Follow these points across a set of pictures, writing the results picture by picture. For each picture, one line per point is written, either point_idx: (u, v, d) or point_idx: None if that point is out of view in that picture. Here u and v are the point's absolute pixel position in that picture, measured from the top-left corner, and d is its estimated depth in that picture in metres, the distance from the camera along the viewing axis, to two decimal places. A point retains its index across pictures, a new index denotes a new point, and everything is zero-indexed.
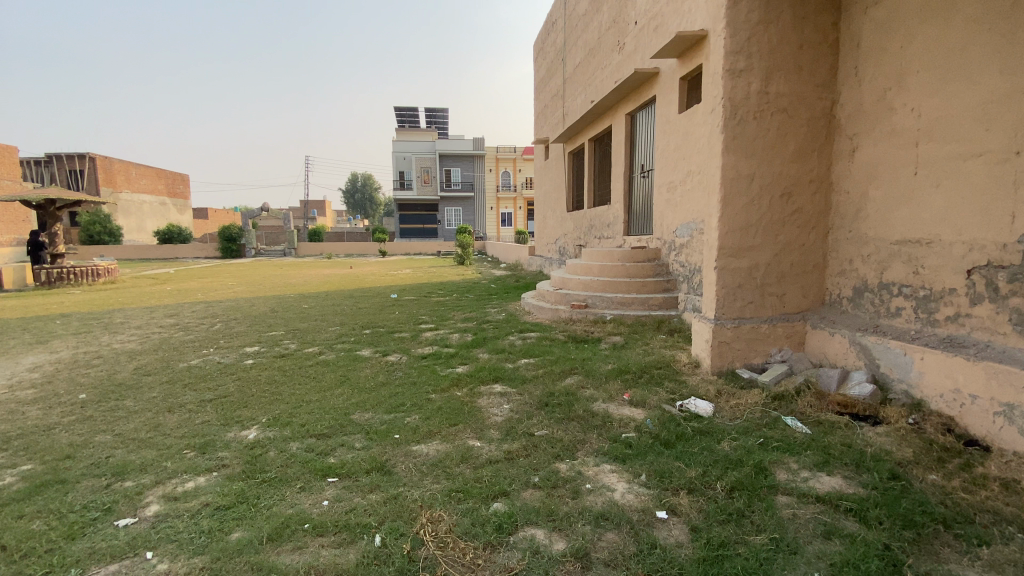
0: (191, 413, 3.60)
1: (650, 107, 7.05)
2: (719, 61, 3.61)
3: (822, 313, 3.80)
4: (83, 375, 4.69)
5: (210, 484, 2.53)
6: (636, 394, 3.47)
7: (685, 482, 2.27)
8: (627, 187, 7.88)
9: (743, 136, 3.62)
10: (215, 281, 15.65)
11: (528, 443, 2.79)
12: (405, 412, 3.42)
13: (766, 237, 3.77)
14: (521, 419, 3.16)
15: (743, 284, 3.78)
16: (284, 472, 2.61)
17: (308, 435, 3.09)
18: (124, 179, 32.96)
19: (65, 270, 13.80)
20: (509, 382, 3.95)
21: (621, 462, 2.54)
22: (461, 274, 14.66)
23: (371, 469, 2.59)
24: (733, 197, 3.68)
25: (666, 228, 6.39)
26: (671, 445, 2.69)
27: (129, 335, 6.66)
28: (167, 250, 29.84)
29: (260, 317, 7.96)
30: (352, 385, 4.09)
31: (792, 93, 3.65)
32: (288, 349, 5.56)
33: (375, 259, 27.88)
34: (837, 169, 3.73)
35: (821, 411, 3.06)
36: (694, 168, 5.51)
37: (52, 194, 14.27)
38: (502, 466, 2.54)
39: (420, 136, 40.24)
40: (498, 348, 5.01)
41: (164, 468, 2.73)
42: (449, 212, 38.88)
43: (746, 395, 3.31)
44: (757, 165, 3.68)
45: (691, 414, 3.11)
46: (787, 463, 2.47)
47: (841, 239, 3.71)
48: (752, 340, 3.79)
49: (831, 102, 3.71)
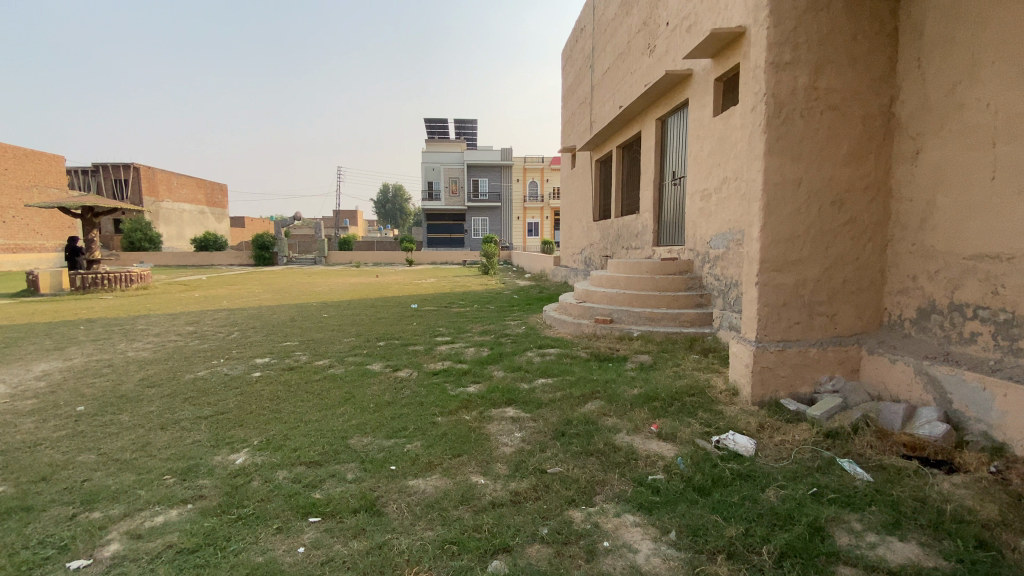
0: (183, 432, 3.36)
1: (682, 111, 6.65)
2: (761, 54, 3.22)
3: (880, 337, 3.34)
4: (87, 386, 4.54)
5: (182, 519, 2.25)
6: (666, 426, 3.07)
7: (723, 543, 1.90)
8: (657, 195, 7.47)
9: (788, 136, 3.21)
10: (242, 288, 15.79)
11: (538, 483, 2.45)
12: (407, 438, 3.11)
13: (815, 249, 3.33)
14: (533, 452, 2.82)
15: (788, 302, 3.35)
16: (264, 507, 2.32)
17: (299, 463, 2.81)
18: (165, 189, 34.09)
19: (98, 275, 14.12)
20: (523, 405, 3.61)
21: (647, 513, 2.16)
22: (484, 284, 14.35)
23: (358, 509, 2.28)
24: (777, 205, 3.26)
25: (699, 239, 5.96)
26: (707, 492, 2.31)
27: (144, 343, 6.57)
28: (202, 258, 30.59)
29: (278, 327, 7.82)
30: (356, 404, 3.81)
31: (845, 89, 3.22)
32: (297, 361, 5.34)
33: (401, 268, 27.90)
34: (897, 173, 3.27)
35: (884, 454, 2.61)
36: (730, 174, 5.11)
37: (89, 200, 14.65)
38: (506, 512, 2.20)
39: (449, 146, 40.44)
40: (513, 366, 4.66)
41: (137, 497, 2.47)
42: (476, 222, 38.89)
43: (793, 431, 2.89)
44: (805, 169, 3.26)
45: (730, 452, 2.70)
46: (847, 522, 2.05)
47: (901, 253, 3.25)
48: (799, 366, 3.35)
49: (890, 98, 3.27)
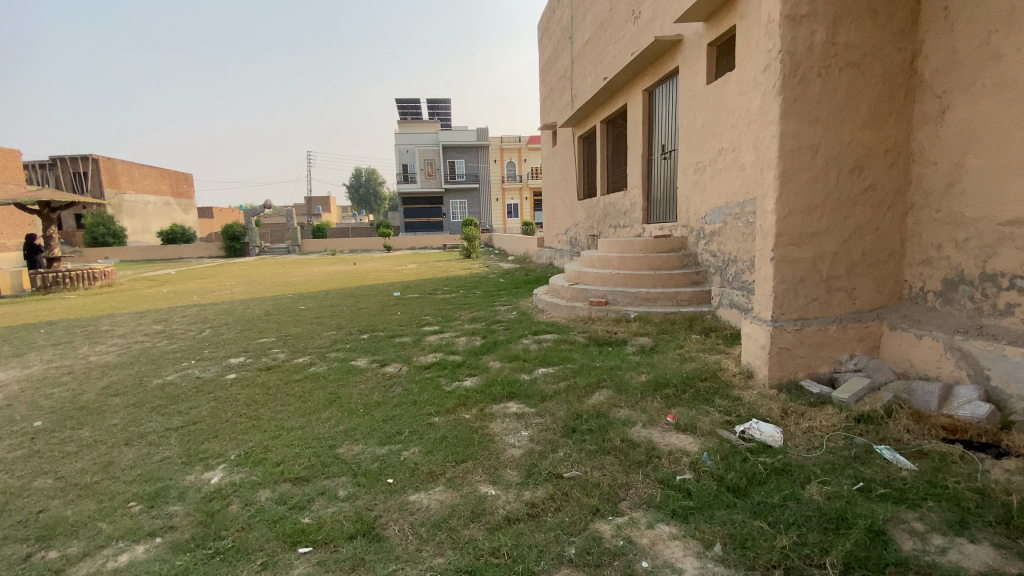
0: (151, 448, 3.01)
1: (671, 80, 6.36)
2: (775, 6, 2.94)
3: (902, 311, 3.16)
4: (45, 397, 4.12)
5: (150, 558, 1.94)
6: (683, 417, 2.84)
7: (776, 556, 1.68)
8: (646, 169, 7.20)
9: (805, 97, 2.96)
10: (214, 282, 15.12)
11: (555, 491, 2.20)
12: (403, 444, 2.82)
13: (833, 220, 3.10)
14: (544, 453, 2.56)
15: (805, 277, 3.13)
16: (246, 538, 2.02)
17: (282, 480, 2.50)
18: (127, 180, 32.60)
19: (59, 273, 13.32)
20: (525, 399, 3.35)
21: (682, 522, 1.93)
22: (466, 268, 14.01)
23: (355, 534, 2.00)
24: (794, 172, 3.01)
25: (694, 215, 5.73)
26: (743, 493, 2.09)
27: (109, 346, 6.11)
28: (170, 251, 29.45)
29: (254, 322, 7.39)
30: (343, 406, 3.50)
31: (865, 44, 2.97)
32: (276, 360, 4.98)
33: (378, 255, 27.27)
34: (919, 135, 3.06)
35: (924, 439, 2.43)
36: (727, 144, 4.86)
37: (45, 194, 13.77)
38: (525, 530, 1.95)
39: (422, 128, 39.45)
40: (510, 355, 4.39)
41: (98, 530, 2.13)
42: (454, 204, 38.27)
43: (820, 416, 2.69)
44: (823, 133, 3.01)
45: (758, 444, 2.48)
46: (906, 522, 1.86)
47: (924, 221, 3.06)
48: (818, 346, 3.16)
49: (912, 53, 3.03)
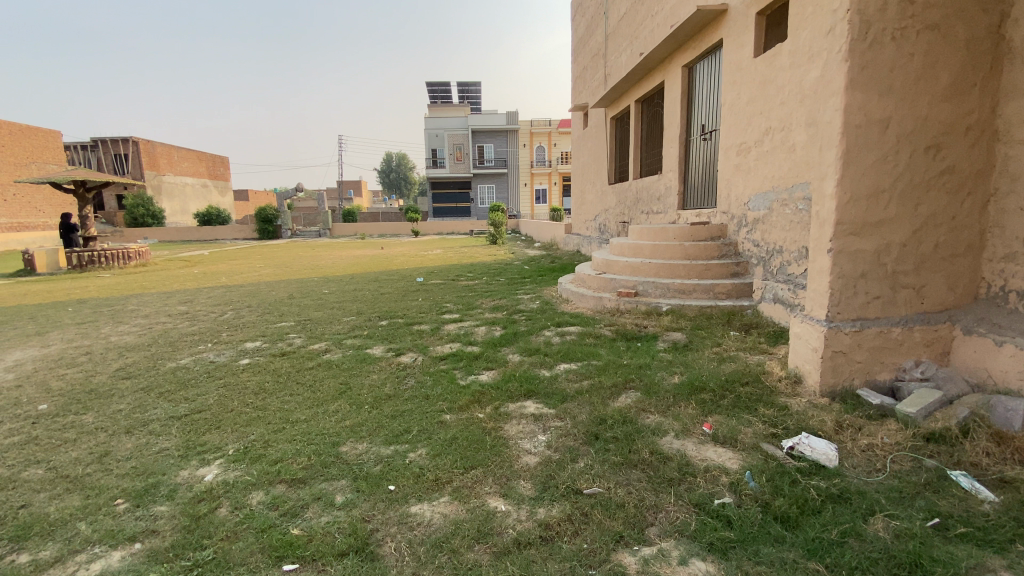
0: (150, 438, 2.87)
1: (714, 54, 5.90)
2: None
3: (978, 312, 2.76)
4: (57, 378, 4.08)
5: (123, 568, 1.77)
6: (721, 426, 2.54)
7: None
8: (684, 151, 6.76)
9: (874, 65, 2.57)
10: (243, 263, 15.28)
11: (573, 510, 1.93)
12: (409, 445, 2.60)
13: (903, 207, 2.71)
14: (562, 463, 2.30)
15: (867, 273, 2.76)
16: (228, 549, 1.83)
17: (278, 480, 2.31)
18: (165, 162, 33.38)
19: (95, 253, 13.64)
20: (545, 398, 3.09)
21: (721, 559, 1.65)
22: (492, 254, 13.75)
23: (347, 551, 1.79)
24: (859, 151, 2.63)
25: (734, 201, 5.32)
26: (793, 524, 1.78)
27: (131, 326, 6.10)
28: (205, 233, 30.11)
29: (276, 305, 7.32)
30: (352, 399, 3.30)
31: (948, 3, 2.55)
32: (291, 345, 4.84)
33: (406, 239, 27.30)
34: (1007, 110, 2.63)
35: (1008, 465, 2.07)
36: (775, 123, 4.44)
37: (82, 173, 14.04)
38: (536, 557, 1.69)
39: (453, 111, 39.13)
40: (530, 348, 4.12)
41: (76, 531, 1.98)
42: (483, 189, 38.02)
43: (881, 433, 2.35)
44: (894, 106, 2.61)
45: (810, 463, 2.17)
46: (995, 573, 1.53)
47: (1011, 210, 2.64)
48: (878, 350, 2.79)
49: (1001, 15, 2.60)
